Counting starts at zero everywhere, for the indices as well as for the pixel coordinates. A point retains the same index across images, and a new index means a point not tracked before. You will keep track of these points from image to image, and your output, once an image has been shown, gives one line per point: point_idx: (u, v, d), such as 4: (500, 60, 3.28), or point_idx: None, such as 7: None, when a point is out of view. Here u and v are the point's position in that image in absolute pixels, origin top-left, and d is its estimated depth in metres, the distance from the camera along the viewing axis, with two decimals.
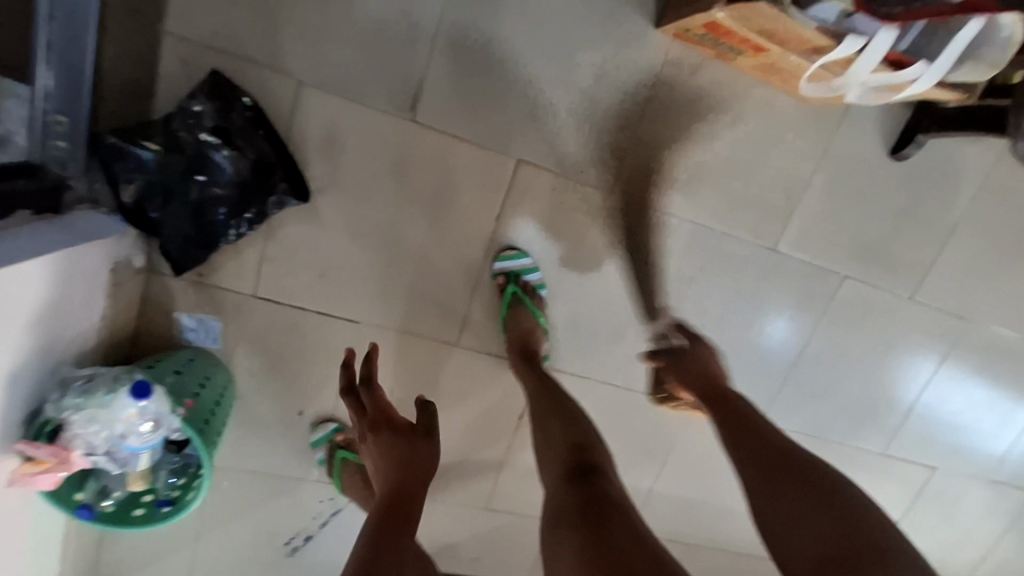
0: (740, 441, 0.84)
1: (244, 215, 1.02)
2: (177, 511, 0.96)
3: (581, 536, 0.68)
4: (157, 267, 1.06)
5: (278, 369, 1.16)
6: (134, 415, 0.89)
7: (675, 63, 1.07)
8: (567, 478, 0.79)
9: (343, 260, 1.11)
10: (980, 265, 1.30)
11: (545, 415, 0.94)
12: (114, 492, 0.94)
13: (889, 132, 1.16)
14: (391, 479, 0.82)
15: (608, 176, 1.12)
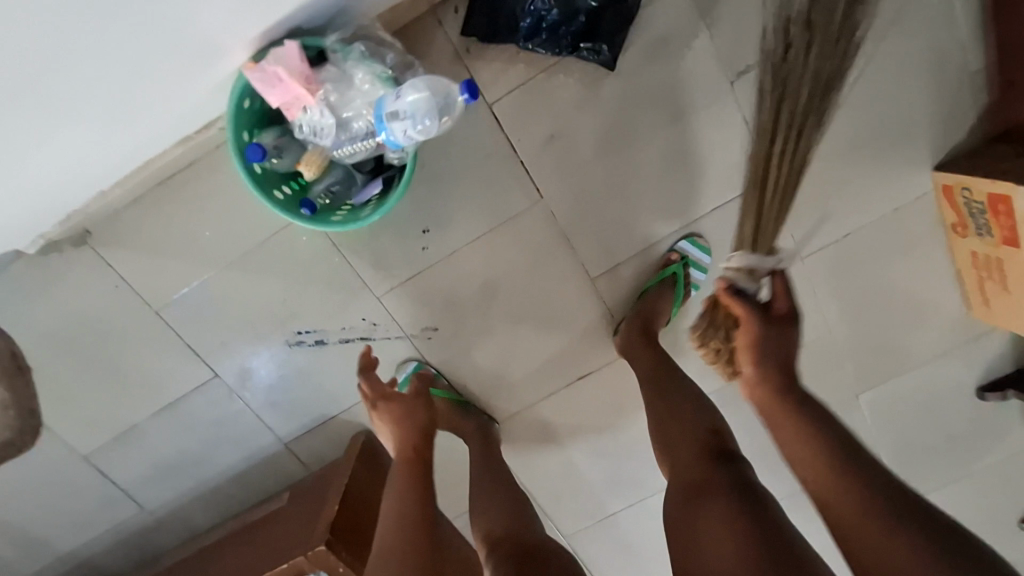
0: (799, 430, 0.77)
1: (553, 37, 1.00)
2: (313, 222, 0.86)
3: (731, 504, 0.83)
4: (437, 11, 1.00)
5: (445, 179, 1.11)
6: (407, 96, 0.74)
7: (923, 212, 1.18)
8: (707, 461, 0.94)
9: (579, 144, 1.09)
10: (951, 508, 1.53)
11: (668, 398, 1.08)
12: (280, 159, 0.85)
13: (985, 372, 1.36)
14: (409, 445, 1.02)
15: (808, 248, 1.20)
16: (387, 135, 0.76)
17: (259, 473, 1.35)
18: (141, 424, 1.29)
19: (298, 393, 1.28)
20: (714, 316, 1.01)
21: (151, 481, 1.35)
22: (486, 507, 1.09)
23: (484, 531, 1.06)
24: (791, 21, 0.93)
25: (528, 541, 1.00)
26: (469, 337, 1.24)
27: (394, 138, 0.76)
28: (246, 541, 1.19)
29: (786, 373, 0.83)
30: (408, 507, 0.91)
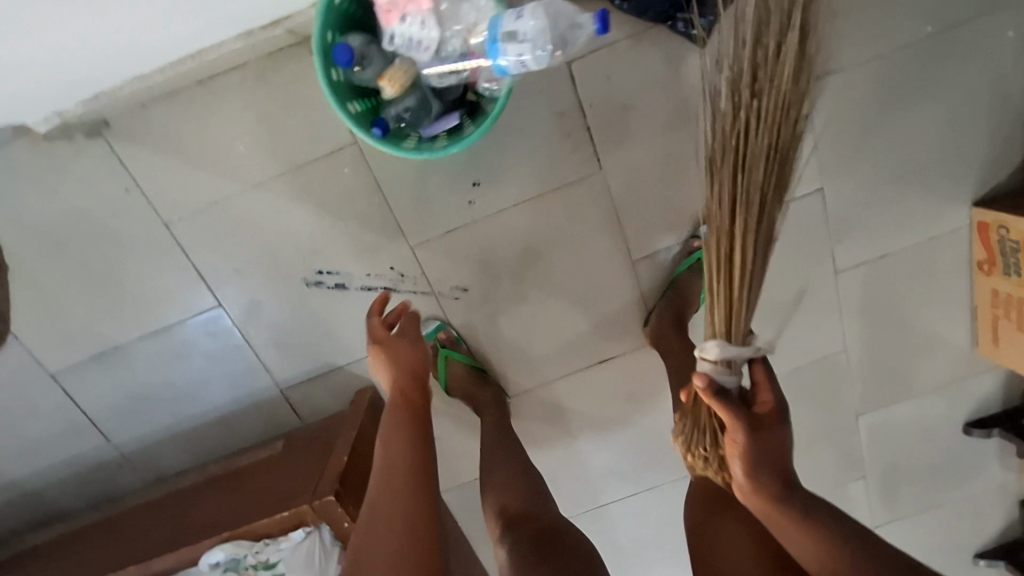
0: (792, 526, 0.70)
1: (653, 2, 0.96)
2: (381, 142, 0.84)
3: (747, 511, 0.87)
4: None
5: (506, 134, 1.07)
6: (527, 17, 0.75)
7: (954, 245, 1.22)
8: None
9: (649, 120, 1.07)
10: (919, 537, 1.59)
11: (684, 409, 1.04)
12: (360, 68, 0.83)
13: (974, 408, 1.43)
14: (400, 388, 0.85)
15: (844, 264, 1.22)
16: (495, 57, 0.77)
17: (247, 418, 1.26)
18: (125, 347, 1.18)
19: (306, 337, 1.20)
20: (697, 415, 0.84)
21: (125, 412, 1.23)
22: (498, 481, 1.03)
23: (498, 503, 0.99)
24: (739, 86, 0.75)
25: (545, 520, 0.94)
26: (499, 302, 1.20)
27: (504, 62, 0.77)
28: (230, 488, 1.09)
29: (775, 471, 0.72)
30: (398, 466, 0.76)
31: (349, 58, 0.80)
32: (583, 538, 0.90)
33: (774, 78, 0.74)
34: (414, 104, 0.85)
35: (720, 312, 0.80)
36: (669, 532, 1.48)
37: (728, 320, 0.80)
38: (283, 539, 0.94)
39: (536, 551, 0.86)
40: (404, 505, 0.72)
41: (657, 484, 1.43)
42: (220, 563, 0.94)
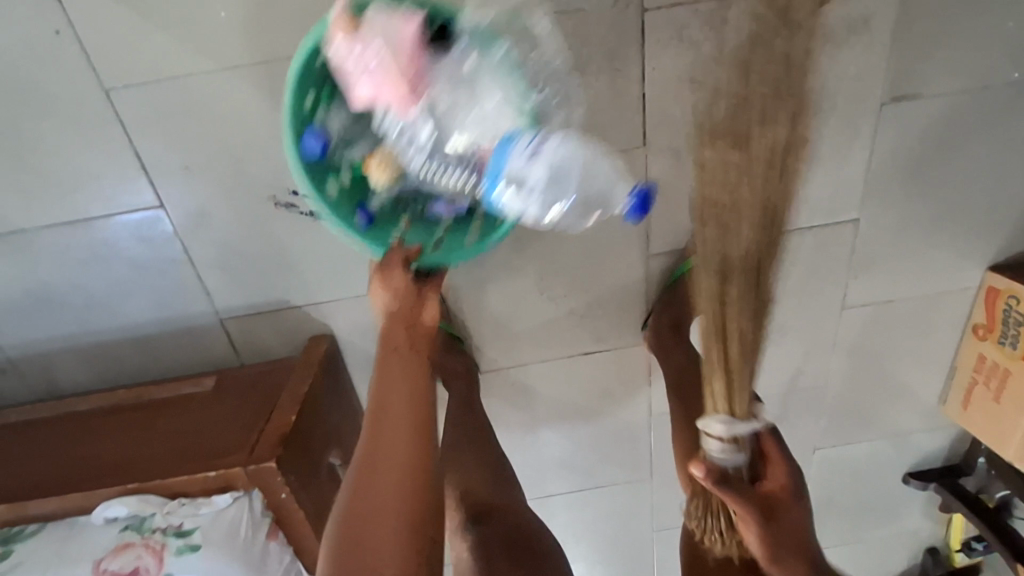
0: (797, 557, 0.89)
1: None
2: (366, 235, 0.82)
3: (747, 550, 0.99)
4: None
5: None
6: (545, 163, 0.65)
7: (956, 303, 1.20)
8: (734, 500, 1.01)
9: (710, 103, 0.94)
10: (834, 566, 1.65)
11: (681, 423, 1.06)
12: (348, 154, 0.81)
13: (919, 459, 1.46)
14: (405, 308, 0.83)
15: (853, 300, 1.17)
16: (498, 192, 0.68)
17: (171, 344, 1.06)
18: (27, 232, 0.95)
19: (262, 264, 1.01)
20: (710, 505, 0.94)
21: (16, 309, 1.00)
22: (462, 462, 0.98)
23: (460, 490, 0.94)
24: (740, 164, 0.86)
25: (517, 521, 0.91)
26: (493, 269, 1.06)
27: (497, 201, 0.69)
28: (139, 423, 0.92)
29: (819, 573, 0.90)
30: (409, 377, 0.75)
31: (320, 147, 0.76)
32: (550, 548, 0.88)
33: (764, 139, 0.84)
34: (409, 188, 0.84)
35: (720, 385, 0.93)
36: (608, 530, 1.45)
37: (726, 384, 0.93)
38: (204, 502, 0.78)
39: (508, 552, 0.85)
40: (394, 391, 0.74)
41: (607, 483, 1.37)
42: (119, 519, 0.77)
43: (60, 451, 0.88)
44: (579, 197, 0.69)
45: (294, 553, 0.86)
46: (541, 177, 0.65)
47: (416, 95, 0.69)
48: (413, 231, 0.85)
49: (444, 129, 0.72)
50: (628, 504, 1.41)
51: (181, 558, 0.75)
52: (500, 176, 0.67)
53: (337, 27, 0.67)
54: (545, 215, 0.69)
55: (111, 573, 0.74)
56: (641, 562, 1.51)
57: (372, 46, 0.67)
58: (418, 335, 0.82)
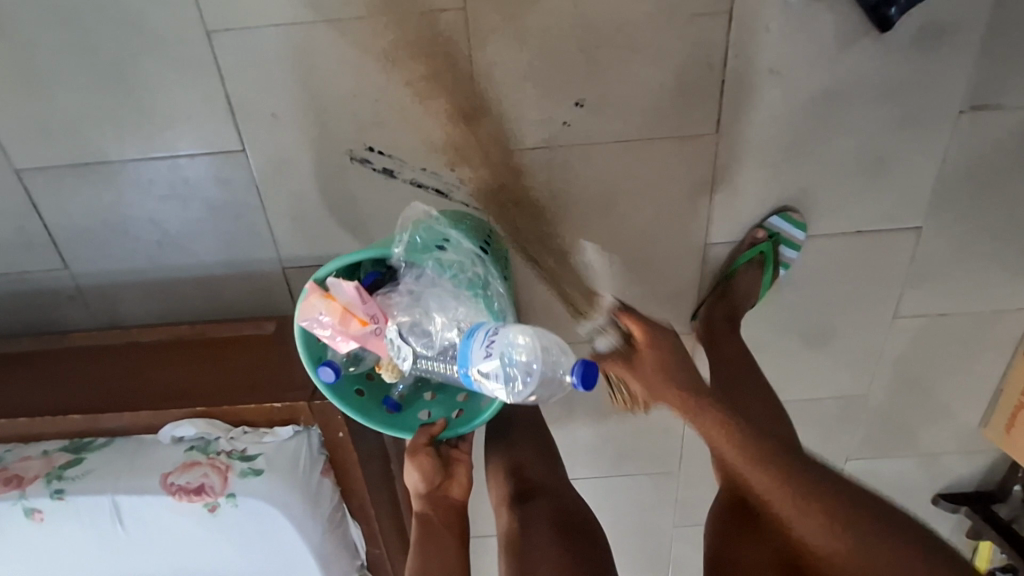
0: (766, 469, 0.83)
1: None
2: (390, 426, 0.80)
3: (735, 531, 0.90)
4: None
5: (631, 58, 0.92)
6: (497, 356, 0.73)
7: (1010, 323, 1.19)
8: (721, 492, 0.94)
9: (790, 96, 0.95)
10: None
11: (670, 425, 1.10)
12: (359, 364, 0.82)
13: (952, 483, 1.44)
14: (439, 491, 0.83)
15: (906, 311, 1.16)
16: (479, 386, 0.75)
17: (235, 287, 1.10)
18: (114, 164, 0.98)
19: (331, 217, 1.04)
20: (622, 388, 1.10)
21: (94, 238, 1.04)
22: (512, 434, 0.92)
23: (508, 463, 0.89)
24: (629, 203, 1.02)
25: (564, 502, 0.85)
26: (553, 244, 1.07)
27: (478, 389, 0.76)
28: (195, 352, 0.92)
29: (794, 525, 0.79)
30: (434, 481, 0.82)
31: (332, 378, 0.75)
32: (595, 524, 0.83)
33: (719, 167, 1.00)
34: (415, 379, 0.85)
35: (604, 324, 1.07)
36: (630, 521, 1.45)
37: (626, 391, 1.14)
38: (268, 431, 0.82)
39: (557, 531, 0.79)
40: (448, 517, 0.84)
41: (633, 473, 1.38)
42: (185, 439, 0.81)
43: (122, 374, 0.89)
44: (546, 372, 0.74)
45: (342, 495, 0.89)
46: (508, 360, 0.73)
47: (382, 325, 0.78)
48: (436, 403, 0.85)
49: (413, 328, 0.80)
50: (652, 497, 1.41)
51: (244, 481, 0.79)
52: (469, 369, 0.74)
53: (311, 297, 0.75)
54: (511, 393, 0.73)
55: (178, 487, 0.78)
56: (659, 557, 1.51)
57: (367, 302, 0.76)
58: (441, 504, 0.83)
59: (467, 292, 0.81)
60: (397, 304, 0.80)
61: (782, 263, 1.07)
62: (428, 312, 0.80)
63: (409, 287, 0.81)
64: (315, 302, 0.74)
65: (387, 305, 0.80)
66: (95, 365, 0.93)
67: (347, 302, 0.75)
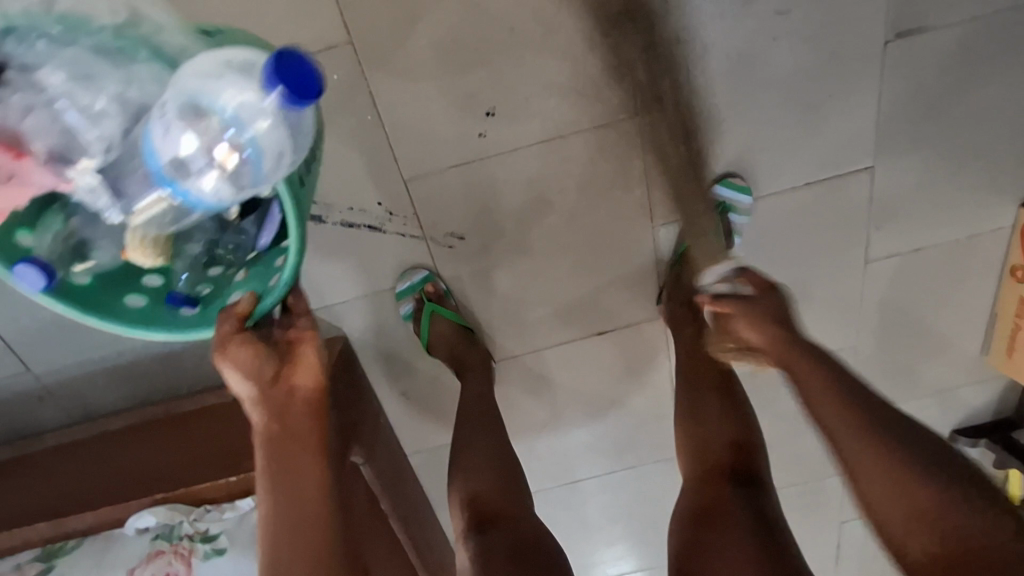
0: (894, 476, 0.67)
1: None
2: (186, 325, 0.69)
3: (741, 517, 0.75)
4: None
5: (531, 57, 0.89)
6: (183, 134, 0.55)
7: (990, 244, 1.13)
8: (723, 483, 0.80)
9: (704, 61, 0.91)
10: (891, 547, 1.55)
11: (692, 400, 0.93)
12: (93, 257, 0.67)
13: (966, 416, 1.39)
14: (276, 395, 0.69)
15: (877, 254, 1.12)
16: (195, 190, 0.57)
17: (191, 359, 1.08)
18: None
19: None
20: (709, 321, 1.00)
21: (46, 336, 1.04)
22: (473, 462, 0.89)
23: (467, 493, 0.86)
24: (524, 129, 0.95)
25: (523, 530, 0.81)
26: (497, 256, 1.05)
27: (200, 195, 0.57)
28: (164, 432, 0.94)
29: (818, 406, 0.75)
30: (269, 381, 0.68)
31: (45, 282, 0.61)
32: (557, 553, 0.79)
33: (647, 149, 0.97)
34: (196, 261, 0.72)
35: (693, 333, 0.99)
36: (643, 514, 1.41)
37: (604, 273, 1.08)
38: (229, 506, 0.83)
39: (510, 559, 0.75)
40: (298, 423, 0.69)
41: (633, 466, 1.34)
42: (150, 529, 0.83)
43: (99, 467, 0.91)
44: (251, 125, 0.55)
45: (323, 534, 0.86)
46: (200, 130, 0.55)
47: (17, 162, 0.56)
48: (247, 279, 0.71)
49: (75, 135, 0.58)
50: (658, 487, 1.37)
51: (209, 563, 0.80)
52: (164, 174, 0.56)
53: None
54: (223, 175, 0.56)
55: None
56: None
57: None
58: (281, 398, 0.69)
59: (120, 50, 0.59)
60: (17, 122, 0.57)
61: (734, 231, 1.04)
62: (59, 91, 0.57)
63: (20, 82, 0.57)
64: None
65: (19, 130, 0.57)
66: (72, 457, 0.95)
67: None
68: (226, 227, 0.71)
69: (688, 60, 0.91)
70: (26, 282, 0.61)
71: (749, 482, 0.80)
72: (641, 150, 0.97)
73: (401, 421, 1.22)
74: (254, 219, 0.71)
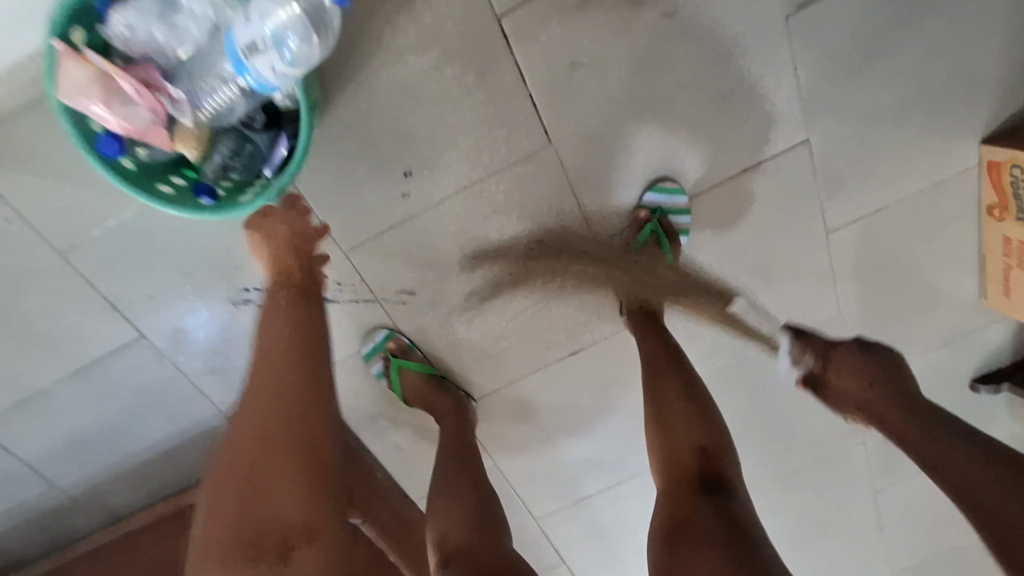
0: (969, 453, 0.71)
1: None
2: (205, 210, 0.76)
3: (714, 522, 0.72)
4: None
5: (433, 113, 0.91)
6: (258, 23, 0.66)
7: (961, 186, 1.06)
8: (697, 492, 0.78)
9: (606, 79, 0.91)
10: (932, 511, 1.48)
11: (666, 406, 0.90)
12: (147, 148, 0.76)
13: (981, 365, 1.32)
14: (286, 264, 0.80)
15: (837, 222, 1.08)
16: (259, 73, 0.67)
17: (193, 449, 1.15)
18: (44, 390, 1.05)
19: (243, 361, 1.08)
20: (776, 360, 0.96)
21: (59, 455, 1.12)
22: (444, 505, 0.91)
23: (437, 532, 0.88)
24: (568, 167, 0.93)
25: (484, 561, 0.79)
26: (450, 302, 1.07)
27: (260, 76, 0.67)
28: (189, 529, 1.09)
29: (947, 472, 0.72)
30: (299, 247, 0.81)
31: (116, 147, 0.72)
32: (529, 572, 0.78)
33: (569, 173, 0.98)
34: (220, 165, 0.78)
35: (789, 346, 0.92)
36: None
37: (560, 298, 1.09)
38: None
39: None
40: (302, 275, 0.81)
41: (641, 476, 1.33)
42: None
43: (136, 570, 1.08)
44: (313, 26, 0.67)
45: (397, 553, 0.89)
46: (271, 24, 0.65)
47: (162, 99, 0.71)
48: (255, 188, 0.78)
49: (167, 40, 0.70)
50: None
51: None
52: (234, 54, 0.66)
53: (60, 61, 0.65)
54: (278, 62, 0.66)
55: None
56: None
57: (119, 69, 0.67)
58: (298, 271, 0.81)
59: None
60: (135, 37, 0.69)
61: (681, 231, 1.03)
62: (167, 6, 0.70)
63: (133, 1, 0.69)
64: (64, 87, 0.66)
65: (130, 41, 0.70)
66: (120, 564, 1.10)
67: (87, 65, 0.66)
68: (246, 138, 0.77)
69: (590, 81, 0.91)
70: (104, 149, 0.72)
71: (718, 488, 0.78)
72: (564, 174, 0.98)
73: (400, 470, 1.25)
74: (273, 136, 0.79)
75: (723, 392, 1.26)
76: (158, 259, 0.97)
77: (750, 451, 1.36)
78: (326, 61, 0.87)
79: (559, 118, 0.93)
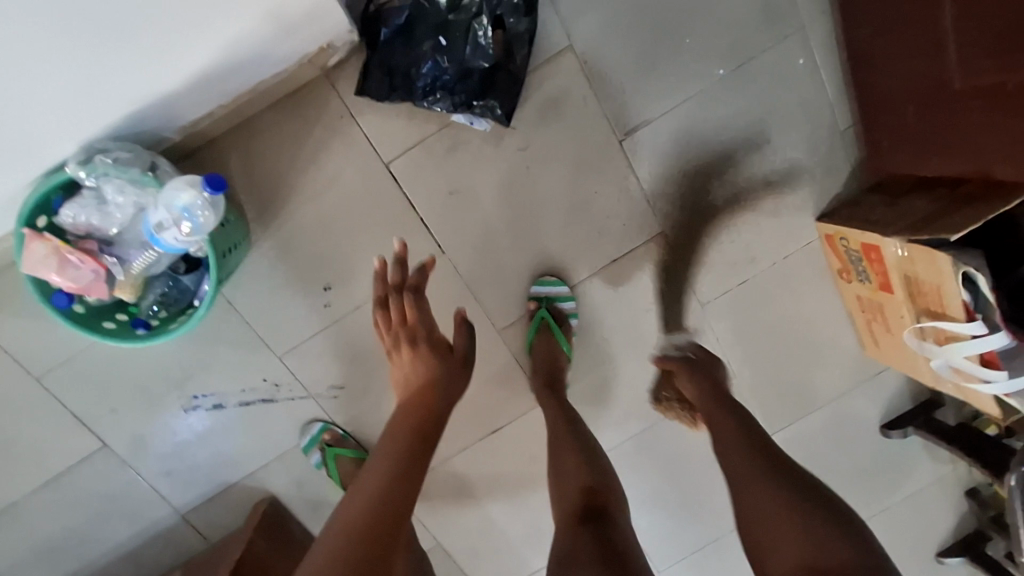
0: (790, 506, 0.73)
1: (460, 101, 1.03)
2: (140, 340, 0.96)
3: (593, 546, 0.81)
4: (342, 83, 1.04)
5: (342, 238, 1.11)
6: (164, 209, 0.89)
7: (810, 257, 1.22)
8: (579, 523, 0.87)
9: (482, 200, 1.11)
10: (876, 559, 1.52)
11: (560, 452, 1.02)
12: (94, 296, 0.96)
13: (886, 411, 1.41)
14: (422, 386, 0.81)
15: (710, 296, 1.23)
16: (168, 241, 0.90)
17: (153, 548, 1.25)
18: (18, 503, 1.18)
19: (193, 462, 1.21)
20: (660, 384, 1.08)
21: (31, 563, 1.22)
22: None
23: None
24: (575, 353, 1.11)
25: None
26: (376, 394, 1.21)
27: (169, 243, 0.90)
28: None
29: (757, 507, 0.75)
30: (441, 385, 0.81)
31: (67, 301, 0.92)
32: None
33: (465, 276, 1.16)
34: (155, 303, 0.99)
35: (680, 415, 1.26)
36: None
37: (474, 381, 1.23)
38: None
39: None
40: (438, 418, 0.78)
41: None
42: None
43: None
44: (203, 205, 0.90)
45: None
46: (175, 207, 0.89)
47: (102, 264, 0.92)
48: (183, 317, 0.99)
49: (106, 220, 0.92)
50: None
51: None
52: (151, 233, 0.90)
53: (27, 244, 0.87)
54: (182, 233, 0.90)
55: None
56: None
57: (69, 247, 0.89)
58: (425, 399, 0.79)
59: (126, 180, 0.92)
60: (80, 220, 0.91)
61: (569, 315, 1.19)
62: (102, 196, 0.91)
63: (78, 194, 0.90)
64: (27, 262, 0.87)
65: (75, 225, 0.91)
66: None
67: (43, 246, 0.87)
68: (174, 281, 0.99)
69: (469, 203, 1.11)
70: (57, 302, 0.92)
71: (597, 519, 0.87)
72: (460, 277, 1.16)
73: None
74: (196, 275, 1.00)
75: (643, 457, 1.36)
76: (119, 377, 1.14)
77: (683, 513, 1.42)
78: (251, 207, 1.08)
79: (448, 234, 1.13)
